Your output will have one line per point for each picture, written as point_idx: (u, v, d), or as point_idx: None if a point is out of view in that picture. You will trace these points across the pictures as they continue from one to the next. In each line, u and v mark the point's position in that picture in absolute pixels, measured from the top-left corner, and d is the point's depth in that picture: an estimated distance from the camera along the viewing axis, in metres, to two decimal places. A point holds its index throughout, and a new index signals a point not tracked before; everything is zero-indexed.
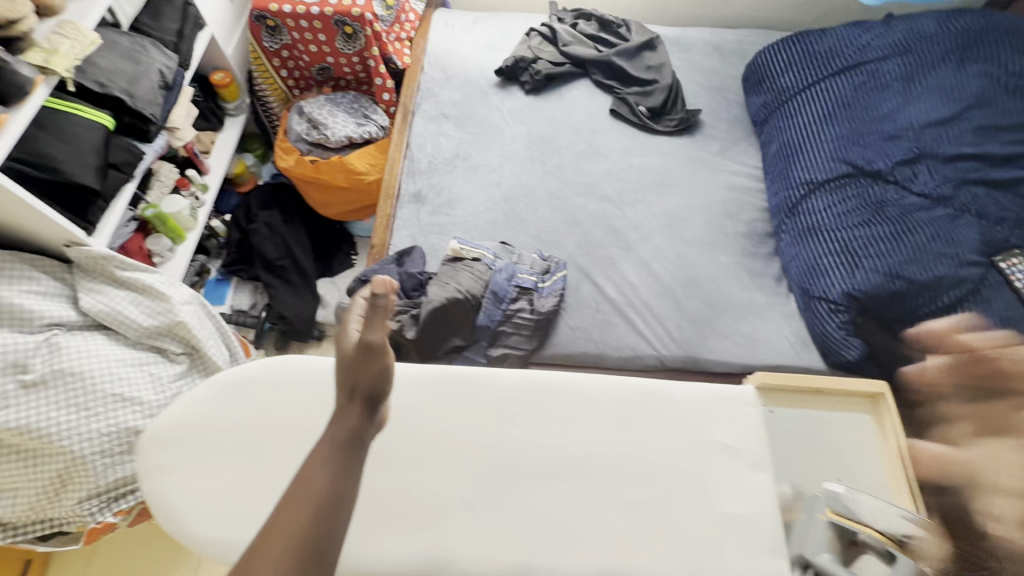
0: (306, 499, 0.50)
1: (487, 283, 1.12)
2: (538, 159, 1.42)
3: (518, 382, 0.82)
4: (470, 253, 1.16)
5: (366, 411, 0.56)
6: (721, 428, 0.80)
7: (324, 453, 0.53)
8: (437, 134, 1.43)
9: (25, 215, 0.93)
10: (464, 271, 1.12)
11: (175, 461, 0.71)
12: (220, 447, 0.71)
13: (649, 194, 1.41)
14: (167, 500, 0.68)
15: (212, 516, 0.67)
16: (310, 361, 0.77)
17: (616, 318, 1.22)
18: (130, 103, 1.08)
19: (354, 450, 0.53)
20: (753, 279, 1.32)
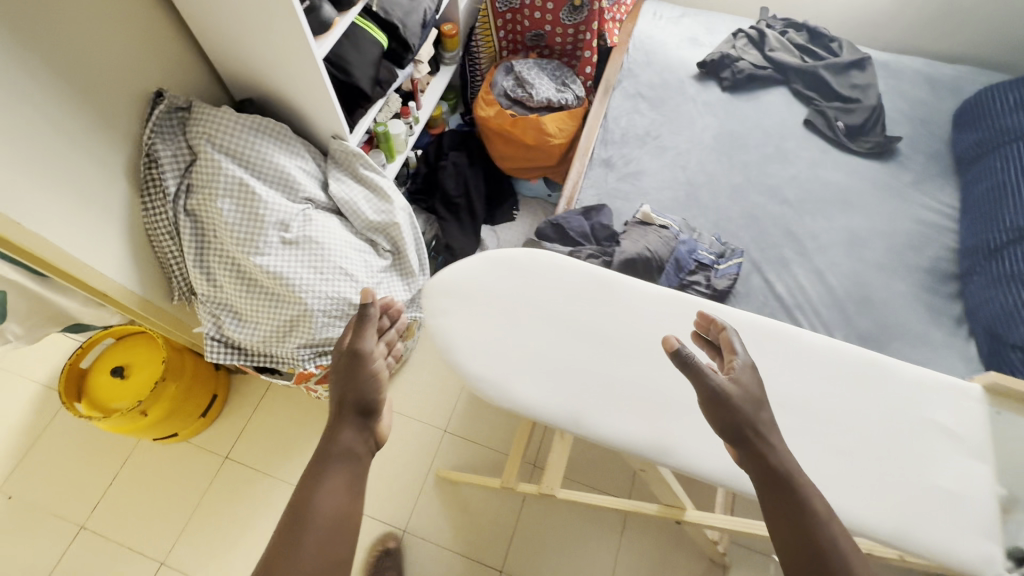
0: (319, 510, 0.66)
1: (672, 250, 1.19)
2: (725, 152, 1.46)
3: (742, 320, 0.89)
4: (660, 221, 1.22)
5: (358, 421, 0.75)
6: (937, 412, 0.83)
7: (329, 471, 0.70)
8: (632, 111, 1.52)
9: (320, 104, 1.12)
10: (655, 235, 1.19)
11: (453, 310, 0.91)
12: (490, 306, 0.90)
13: (831, 208, 1.41)
14: (447, 336, 0.89)
15: (483, 354, 0.86)
16: (565, 262, 0.94)
17: (783, 316, 1.24)
18: (402, 32, 1.25)
19: (350, 459, 0.72)
20: (931, 313, 1.28)
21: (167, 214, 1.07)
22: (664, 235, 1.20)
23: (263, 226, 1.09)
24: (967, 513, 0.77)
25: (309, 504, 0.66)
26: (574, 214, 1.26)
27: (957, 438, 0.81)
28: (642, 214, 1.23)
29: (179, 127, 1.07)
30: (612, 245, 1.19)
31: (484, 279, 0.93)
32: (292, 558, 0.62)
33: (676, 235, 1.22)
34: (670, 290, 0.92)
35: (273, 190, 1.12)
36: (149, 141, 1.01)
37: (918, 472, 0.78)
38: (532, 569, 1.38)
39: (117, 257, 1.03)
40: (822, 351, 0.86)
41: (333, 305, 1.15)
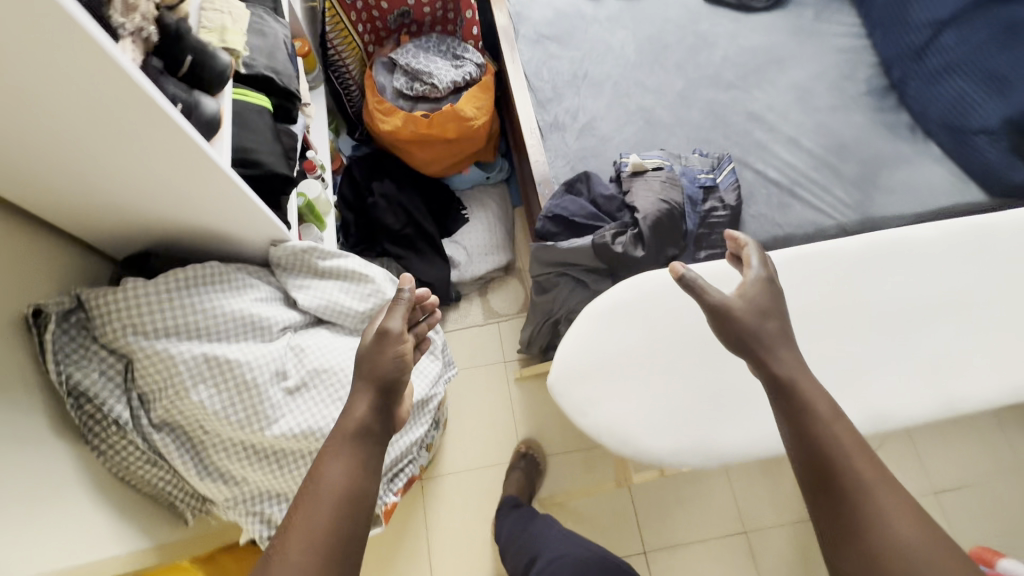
0: (329, 488, 0.58)
1: (681, 189, 1.11)
2: (655, 61, 1.38)
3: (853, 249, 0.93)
4: (652, 163, 1.14)
5: (380, 402, 0.66)
6: None
7: (345, 448, 0.62)
8: (547, 58, 1.36)
9: (246, 219, 0.86)
10: (658, 180, 1.11)
11: (599, 395, 0.84)
12: (628, 369, 0.85)
13: (770, 73, 1.40)
14: (615, 427, 0.82)
15: (658, 427, 0.81)
16: (668, 278, 0.89)
17: (789, 198, 1.24)
18: (279, 81, 0.98)
19: (364, 442, 0.63)
20: (892, 132, 1.34)
21: (132, 444, 0.80)
22: (666, 176, 1.12)
23: (258, 389, 0.86)
24: None
25: (318, 478, 0.59)
26: (562, 196, 1.14)
27: None
28: (632, 163, 1.14)
29: (83, 336, 0.80)
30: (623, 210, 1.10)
31: (599, 356, 0.86)
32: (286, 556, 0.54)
33: (673, 170, 1.15)
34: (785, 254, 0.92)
35: (245, 344, 0.88)
36: (61, 379, 0.75)
37: None
38: (672, 535, 1.38)
39: (106, 526, 0.77)
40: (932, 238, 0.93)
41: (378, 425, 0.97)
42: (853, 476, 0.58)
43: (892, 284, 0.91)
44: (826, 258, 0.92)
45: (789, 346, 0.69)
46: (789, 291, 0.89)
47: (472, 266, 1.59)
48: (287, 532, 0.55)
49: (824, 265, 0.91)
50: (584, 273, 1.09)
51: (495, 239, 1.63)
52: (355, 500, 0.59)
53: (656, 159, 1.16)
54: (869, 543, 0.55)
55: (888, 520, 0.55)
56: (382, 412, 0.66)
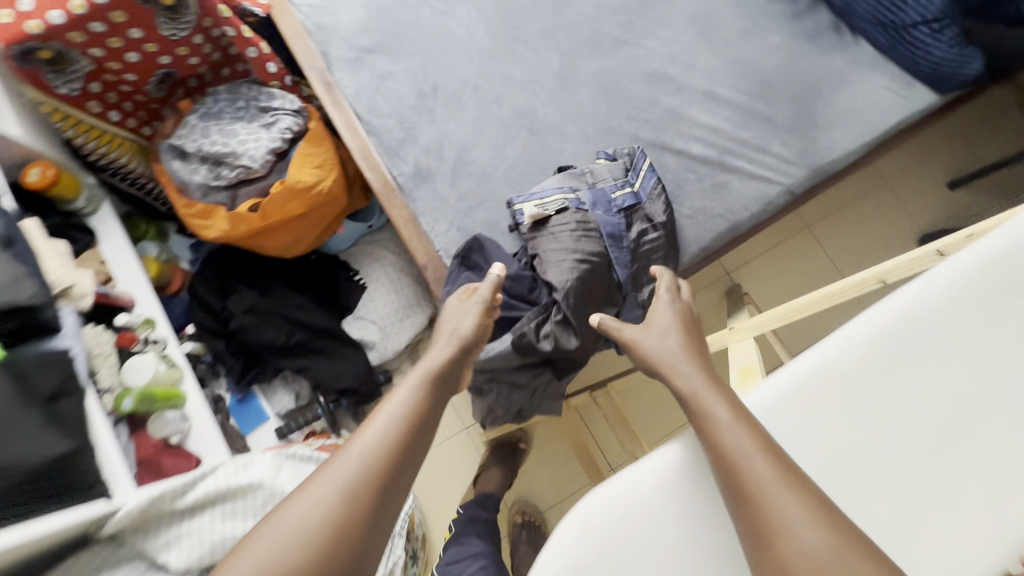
0: (401, 406, 0.63)
1: (598, 229, 0.88)
2: (515, 39, 1.05)
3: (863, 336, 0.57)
4: (552, 203, 0.89)
5: (455, 355, 0.73)
6: None
7: (426, 385, 0.68)
8: (377, 80, 1.02)
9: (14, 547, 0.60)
10: (567, 228, 0.87)
11: None
12: None
13: (657, 7, 1.09)
14: None
15: None
16: (612, 485, 0.56)
17: (723, 173, 1.01)
18: None
19: (437, 389, 0.68)
20: (817, 42, 1.09)
21: None
22: (574, 216, 0.88)
23: None
24: None
25: (389, 400, 0.65)
26: (457, 277, 0.90)
27: None
28: (528, 212, 0.88)
29: None
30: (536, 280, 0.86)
31: None
32: (338, 469, 0.56)
33: (581, 203, 0.90)
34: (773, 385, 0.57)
35: None
36: None
37: None
38: None
39: None
40: (968, 266, 0.58)
41: None
42: (754, 473, 0.50)
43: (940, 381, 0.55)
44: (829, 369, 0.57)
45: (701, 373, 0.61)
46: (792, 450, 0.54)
47: (391, 339, 1.34)
48: (362, 437, 0.59)
49: (826, 391, 0.56)
50: (514, 374, 0.87)
51: (406, 297, 1.37)
52: (421, 426, 0.63)
53: (555, 194, 0.90)
54: (777, 543, 0.47)
55: (797, 525, 0.47)
56: (454, 368, 0.73)
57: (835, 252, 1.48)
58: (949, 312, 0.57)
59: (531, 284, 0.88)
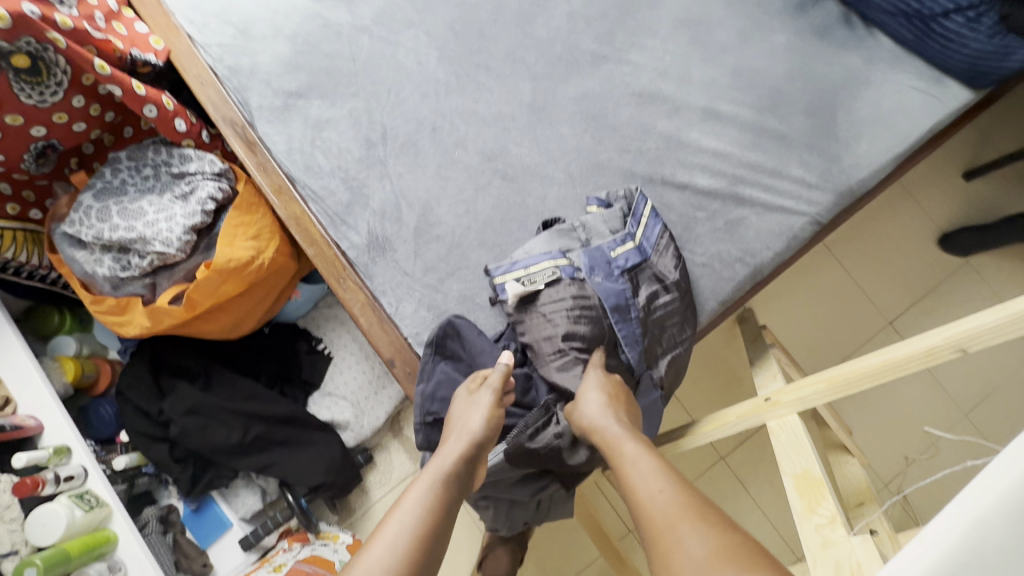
0: (408, 519, 0.51)
1: (599, 303, 0.71)
2: (476, 65, 0.87)
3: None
4: (540, 274, 0.72)
5: (471, 447, 0.60)
6: None
7: (439, 486, 0.55)
8: (312, 131, 0.83)
9: None
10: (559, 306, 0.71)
11: None
12: None
13: (639, 12, 0.92)
14: None
15: None
16: None
17: (737, 207, 0.85)
18: None
19: (452, 488, 0.56)
20: (829, 38, 0.94)
21: None
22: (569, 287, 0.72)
23: None
24: None
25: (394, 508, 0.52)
26: (432, 370, 0.73)
27: None
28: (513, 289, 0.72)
29: None
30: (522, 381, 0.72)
31: None
32: None
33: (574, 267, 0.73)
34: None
35: None
36: None
37: None
38: None
39: None
40: None
41: None
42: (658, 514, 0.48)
43: None
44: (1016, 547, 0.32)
45: (637, 436, 0.58)
46: None
47: (367, 416, 1.15)
48: (365, 560, 0.47)
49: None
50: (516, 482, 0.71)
51: (379, 364, 1.19)
52: (434, 541, 0.50)
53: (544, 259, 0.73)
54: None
55: (687, 540, 0.45)
56: (471, 460, 0.59)
57: (851, 263, 1.34)
58: None
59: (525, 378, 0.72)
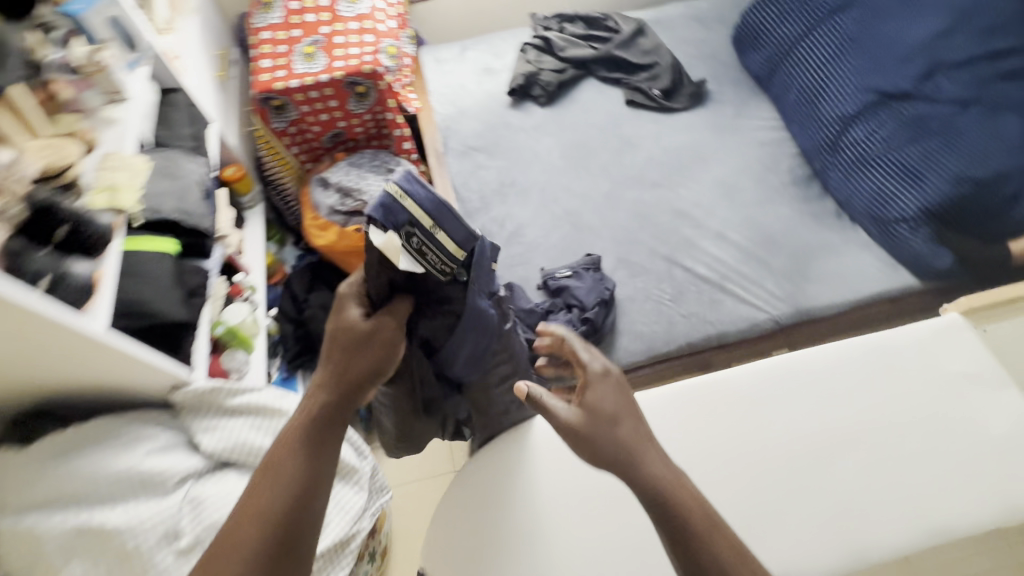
0: (285, 470, 0.63)
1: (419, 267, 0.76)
2: (580, 165, 1.42)
3: (766, 367, 0.98)
4: (444, 240, 0.68)
5: (351, 387, 0.67)
6: (954, 360, 0.97)
7: (326, 422, 0.65)
8: (475, 168, 1.40)
9: (127, 368, 0.83)
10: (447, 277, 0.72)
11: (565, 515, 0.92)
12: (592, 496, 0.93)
13: (693, 169, 1.44)
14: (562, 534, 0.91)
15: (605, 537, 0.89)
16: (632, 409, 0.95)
17: (720, 293, 1.23)
18: (187, 222, 0.99)
19: (325, 434, 0.65)
20: (819, 220, 1.36)
21: None
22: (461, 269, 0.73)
23: (144, 556, 0.80)
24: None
25: (272, 464, 0.64)
26: None
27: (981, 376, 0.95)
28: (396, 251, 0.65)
29: None
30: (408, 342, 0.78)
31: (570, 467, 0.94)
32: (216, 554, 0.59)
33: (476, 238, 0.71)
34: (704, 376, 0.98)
35: (132, 503, 0.82)
36: None
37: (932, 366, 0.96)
38: None
39: None
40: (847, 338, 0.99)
41: None
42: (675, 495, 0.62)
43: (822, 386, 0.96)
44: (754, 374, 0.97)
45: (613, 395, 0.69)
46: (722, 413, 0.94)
47: None
48: (240, 509, 0.61)
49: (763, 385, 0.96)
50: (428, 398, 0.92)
51: None
52: (314, 477, 0.63)
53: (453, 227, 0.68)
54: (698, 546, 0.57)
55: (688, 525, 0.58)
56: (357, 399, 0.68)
57: None
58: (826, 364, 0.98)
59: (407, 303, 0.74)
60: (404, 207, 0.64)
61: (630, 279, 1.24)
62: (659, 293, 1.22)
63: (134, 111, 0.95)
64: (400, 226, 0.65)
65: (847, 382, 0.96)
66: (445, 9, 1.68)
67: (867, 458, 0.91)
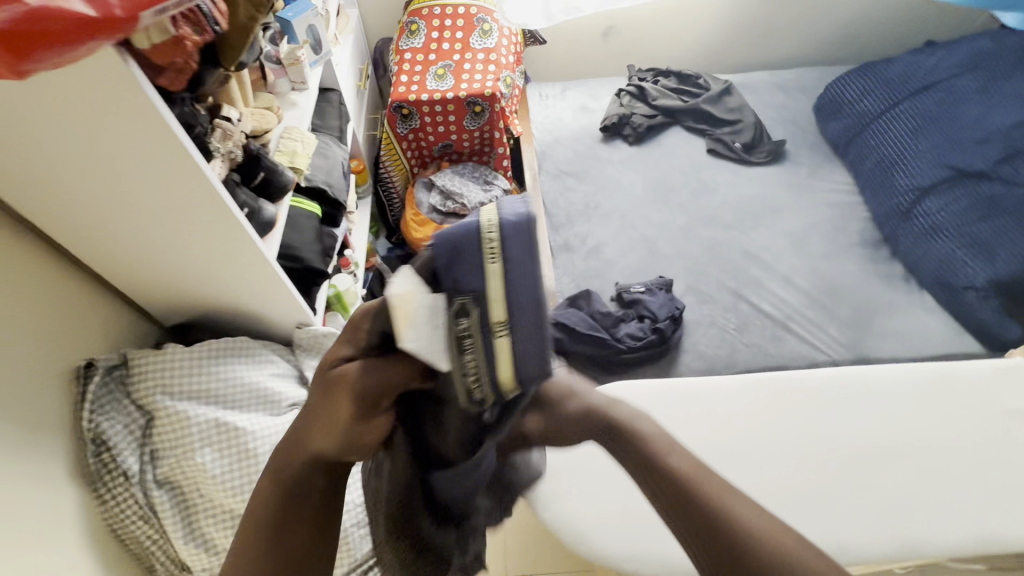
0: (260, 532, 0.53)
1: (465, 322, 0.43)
2: (660, 200, 1.55)
3: (827, 376, 1.05)
4: (502, 356, 0.44)
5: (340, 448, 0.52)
6: (1011, 398, 1.02)
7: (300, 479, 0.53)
8: (564, 190, 1.56)
9: (276, 299, 1.00)
10: (477, 400, 0.47)
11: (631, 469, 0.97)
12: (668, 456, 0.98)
13: (766, 218, 1.54)
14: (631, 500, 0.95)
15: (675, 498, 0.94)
16: (702, 386, 1.05)
17: (783, 331, 1.30)
18: (331, 193, 1.19)
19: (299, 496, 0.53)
20: (885, 280, 1.42)
21: (131, 500, 0.85)
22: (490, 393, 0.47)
23: (258, 459, 0.93)
24: None
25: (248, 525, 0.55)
26: (565, 308, 1.25)
27: None
28: (429, 314, 0.43)
29: (119, 391, 0.89)
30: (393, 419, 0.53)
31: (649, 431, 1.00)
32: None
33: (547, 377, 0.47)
34: (762, 373, 1.06)
35: (255, 414, 0.97)
36: (91, 424, 0.83)
37: (993, 398, 1.02)
38: None
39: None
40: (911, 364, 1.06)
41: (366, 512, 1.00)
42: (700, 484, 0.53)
43: (879, 404, 1.02)
44: (812, 378, 1.05)
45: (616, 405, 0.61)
46: (784, 407, 1.01)
47: None
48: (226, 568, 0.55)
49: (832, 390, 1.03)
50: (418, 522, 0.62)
51: None
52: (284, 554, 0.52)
53: (525, 361, 0.45)
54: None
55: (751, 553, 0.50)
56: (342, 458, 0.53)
57: None
58: (887, 382, 1.05)
59: (426, 372, 0.50)
60: (472, 278, 0.41)
61: (698, 305, 1.33)
62: (724, 322, 1.30)
63: (310, 100, 1.17)
64: (465, 296, 0.42)
65: (905, 403, 1.02)
66: (553, 55, 1.91)
67: (928, 487, 0.94)
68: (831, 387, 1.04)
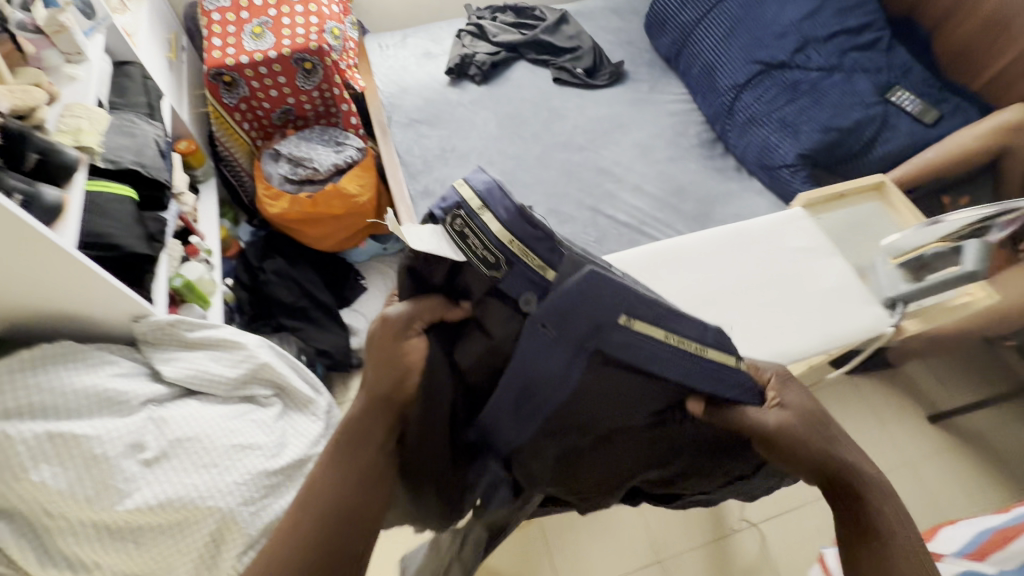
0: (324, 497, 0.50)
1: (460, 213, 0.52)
2: (514, 133, 1.57)
3: (641, 254, 1.10)
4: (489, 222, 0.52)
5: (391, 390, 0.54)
6: (792, 238, 1.13)
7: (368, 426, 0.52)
8: (418, 138, 1.53)
9: (95, 294, 0.91)
10: (491, 264, 0.54)
11: None
12: None
13: (614, 134, 1.61)
14: None
15: None
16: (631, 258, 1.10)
17: (638, 235, 1.40)
18: (145, 173, 1.08)
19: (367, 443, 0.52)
20: (722, 174, 1.56)
21: None
22: (503, 260, 0.53)
23: (109, 462, 0.86)
24: (855, 292, 1.05)
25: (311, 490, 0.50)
26: None
27: (817, 249, 1.10)
28: (435, 234, 0.53)
29: None
30: (433, 347, 0.57)
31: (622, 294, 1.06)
32: None
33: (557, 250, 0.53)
34: None
35: (99, 417, 0.89)
36: None
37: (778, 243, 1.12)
38: None
39: None
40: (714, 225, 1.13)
41: (252, 488, 0.97)
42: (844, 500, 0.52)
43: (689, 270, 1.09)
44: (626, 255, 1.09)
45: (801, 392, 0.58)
46: None
47: None
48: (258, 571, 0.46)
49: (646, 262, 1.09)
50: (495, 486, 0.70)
51: None
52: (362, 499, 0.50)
53: (494, 205, 0.52)
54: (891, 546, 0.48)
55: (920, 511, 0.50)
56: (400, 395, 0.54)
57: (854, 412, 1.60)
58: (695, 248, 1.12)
59: (448, 301, 0.59)
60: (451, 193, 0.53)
61: (560, 226, 1.39)
62: (585, 236, 1.38)
63: (93, 72, 1.03)
64: (450, 211, 0.53)
65: (713, 262, 1.10)
66: (388, 3, 1.83)
67: None
68: (644, 260, 1.09)
